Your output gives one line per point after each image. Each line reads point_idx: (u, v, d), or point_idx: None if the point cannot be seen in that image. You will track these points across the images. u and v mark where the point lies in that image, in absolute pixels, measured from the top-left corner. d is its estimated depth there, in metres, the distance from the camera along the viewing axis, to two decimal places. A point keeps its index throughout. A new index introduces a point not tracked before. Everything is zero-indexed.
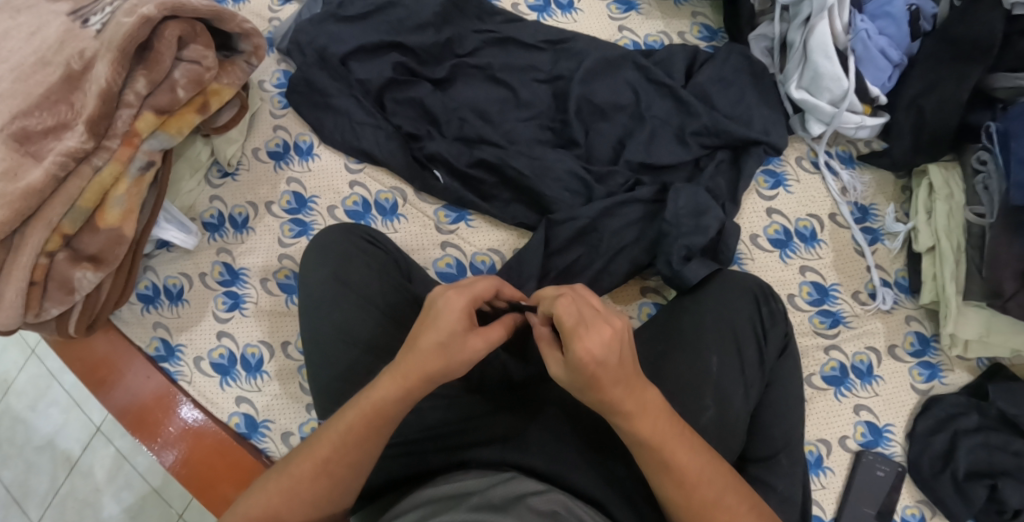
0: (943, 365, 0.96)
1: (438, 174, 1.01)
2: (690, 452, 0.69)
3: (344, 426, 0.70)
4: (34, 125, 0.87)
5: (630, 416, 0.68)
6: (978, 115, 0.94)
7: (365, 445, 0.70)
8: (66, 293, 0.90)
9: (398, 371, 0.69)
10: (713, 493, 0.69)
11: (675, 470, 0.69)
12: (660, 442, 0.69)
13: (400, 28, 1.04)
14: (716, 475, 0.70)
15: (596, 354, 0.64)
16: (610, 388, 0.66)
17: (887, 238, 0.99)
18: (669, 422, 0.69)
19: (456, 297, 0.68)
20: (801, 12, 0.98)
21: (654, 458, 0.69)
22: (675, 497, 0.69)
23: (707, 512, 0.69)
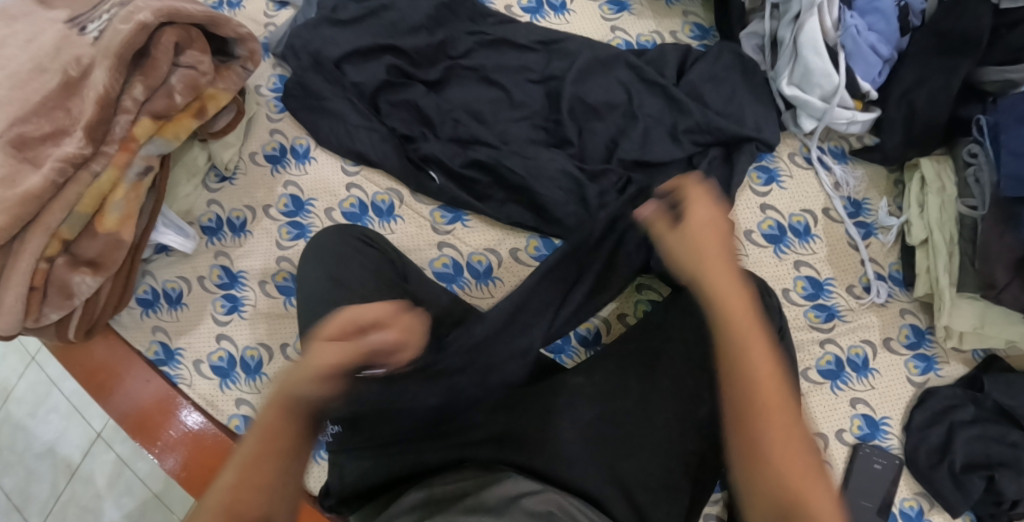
0: (938, 357, 0.96)
1: (433, 175, 1.01)
2: (774, 373, 0.63)
3: (258, 431, 0.61)
4: (31, 131, 0.88)
5: (719, 308, 0.66)
6: (968, 108, 0.96)
7: (268, 465, 0.60)
8: (65, 298, 0.91)
9: (278, 397, 0.61)
10: (784, 421, 0.61)
11: (762, 394, 0.61)
12: (750, 356, 0.63)
13: (394, 31, 1.05)
14: (800, 428, 0.61)
15: (709, 222, 0.70)
16: (715, 264, 0.67)
17: (881, 231, 1.00)
18: (772, 352, 0.64)
19: (339, 329, 0.64)
20: (790, 10, 0.99)
21: (738, 373, 0.62)
22: (761, 431, 0.60)
23: (768, 438, 0.60)
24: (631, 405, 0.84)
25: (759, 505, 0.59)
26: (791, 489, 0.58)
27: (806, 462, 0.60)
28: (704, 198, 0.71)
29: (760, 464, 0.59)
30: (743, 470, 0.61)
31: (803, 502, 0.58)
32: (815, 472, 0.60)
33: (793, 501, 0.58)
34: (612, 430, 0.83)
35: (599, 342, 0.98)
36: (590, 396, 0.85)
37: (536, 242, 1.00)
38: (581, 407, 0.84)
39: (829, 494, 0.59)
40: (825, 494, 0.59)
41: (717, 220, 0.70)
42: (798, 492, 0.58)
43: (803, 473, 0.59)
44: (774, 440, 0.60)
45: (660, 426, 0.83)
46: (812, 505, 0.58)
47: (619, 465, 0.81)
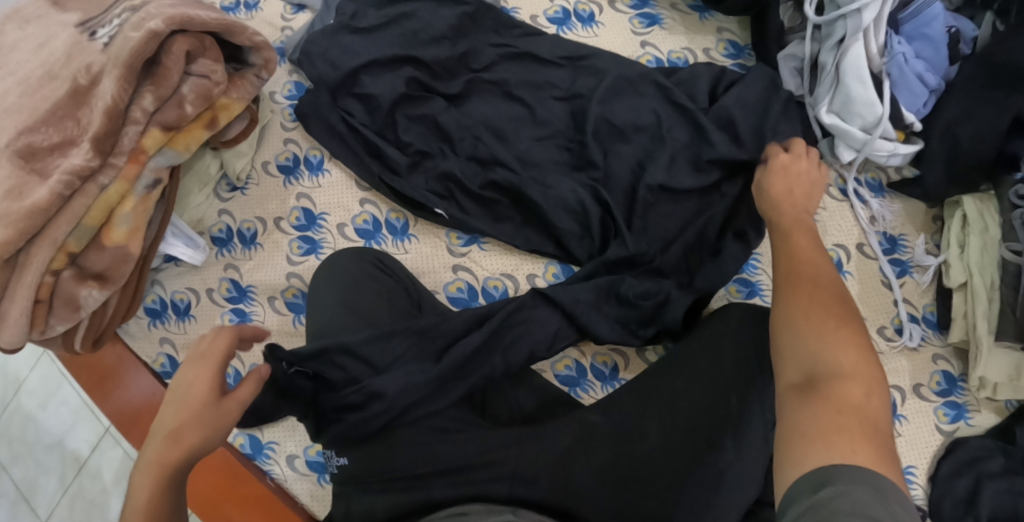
0: (969, 404, 0.92)
1: (439, 213, 0.96)
2: (833, 277, 0.70)
3: (175, 409, 0.70)
4: (40, 142, 0.85)
5: (779, 223, 0.79)
6: (1015, 144, 0.89)
7: (200, 429, 0.69)
8: (72, 311, 0.89)
9: (184, 413, 0.69)
10: (835, 301, 0.67)
11: (807, 277, 0.70)
12: (803, 253, 0.74)
13: (414, 41, 1.01)
14: (845, 307, 0.66)
15: (795, 170, 0.84)
16: (787, 206, 0.80)
17: (916, 270, 0.95)
18: (823, 255, 0.73)
19: (203, 366, 0.71)
20: (834, 33, 0.93)
21: (790, 259, 0.74)
22: (797, 297, 0.68)
23: (810, 310, 0.66)
24: (650, 448, 0.81)
25: (789, 357, 0.64)
26: (817, 348, 0.63)
27: (838, 334, 0.64)
28: (807, 164, 0.84)
29: (785, 332, 0.66)
30: (781, 332, 0.67)
31: (825, 354, 0.63)
32: (853, 342, 0.64)
33: (819, 357, 0.63)
34: (630, 473, 0.79)
35: (618, 378, 0.94)
36: (607, 437, 0.81)
37: (555, 269, 0.97)
38: (597, 446, 0.80)
39: (859, 359, 0.62)
40: (856, 361, 0.62)
41: (816, 168, 0.84)
42: (824, 348, 0.63)
43: (834, 339, 0.63)
44: (809, 312, 0.66)
45: (679, 468, 0.80)
46: (838, 364, 0.62)
47: (638, 508, 0.78)
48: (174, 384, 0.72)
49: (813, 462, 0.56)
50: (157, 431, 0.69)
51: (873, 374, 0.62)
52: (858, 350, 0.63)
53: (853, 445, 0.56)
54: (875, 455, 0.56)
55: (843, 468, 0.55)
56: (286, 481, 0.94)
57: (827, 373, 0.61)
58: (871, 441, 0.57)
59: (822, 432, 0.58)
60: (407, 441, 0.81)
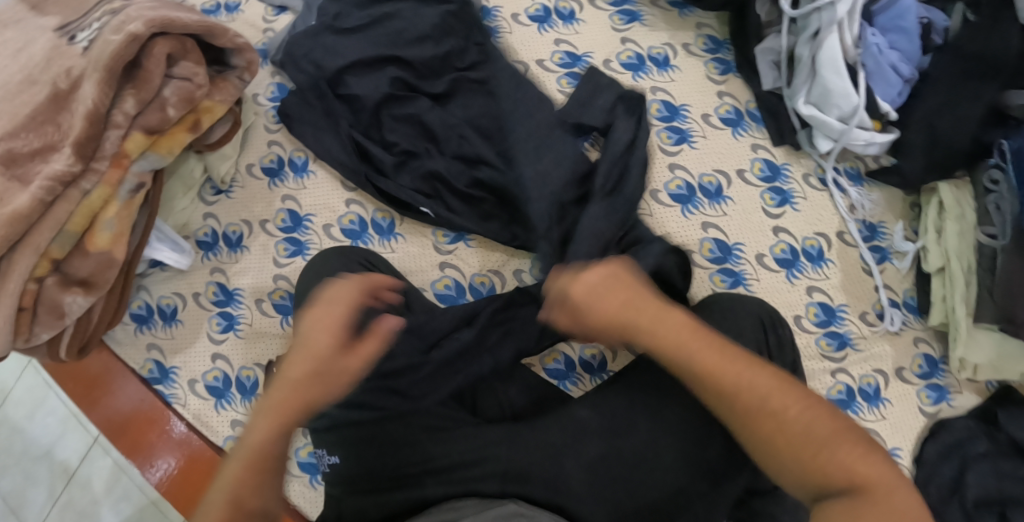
0: (951, 387, 0.94)
1: (425, 211, 0.97)
2: (761, 367, 0.65)
3: (296, 367, 0.69)
4: (20, 147, 0.84)
5: (660, 341, 0.68)
6: (991, 131, 0.92)
7: (315, 387, 0.69)
8: (56, 318, 0.88)
9: (298, 370, 0.69)
10: (796, 410, 0.63)
11: (751, 407, 0.63)
12: (729, 371, 0.65)
13: (397, 40, 1.01)
14: (809, 407, 0.63)
15: (609, 284, 0.71)
16: (650, 314, 0.69)
17: (896, 256, 0.97)
18: (732, 356, 0.65)
19: (328, 316, 0.71)
20: (809, 26, 0.95)
21: (718, 389, 0.65)
22: (765, 428, 0.63)
23: (783, 446, 0.62)
24: (639, 440, 0.81)
25: (797, 489, 0.62)
26: (818, 473, 0.61)
27: (824, 440, 0.61)
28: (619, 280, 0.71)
29: (774, 465, 0.63)
30: (771, 468, 0.63)
31: (833, 472, 0.60)
32: (850, 446, 0.61)
33: (824, 477, 0.60)
34: (619, 469, 0.79)
35: (604, 371, 0.95)
36: (595, 431, 0.81)
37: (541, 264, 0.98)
38: (587, 440, 0.81)
39: (860, 457, 0.60)
40: (863, 463, 0.60)
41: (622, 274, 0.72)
42: (829, 469, 0.60)
43: (824, 456, 0.61)
44: (785, 443, 0.62)
45: (668, 461, 0.80)
46: (846, 478, 0.60)
47: (629, 501, 0.78)
48: (301, 333, 0.72)
49: None
50: (285, 378, 0.69)
51: (881, 463, 0.60)
52: (850, 449, 0.61)
53: None
54: None
55: None
56: None
57: (846, 487, 0.60)
58: None
59: None
60: (397, 441, 0.81)
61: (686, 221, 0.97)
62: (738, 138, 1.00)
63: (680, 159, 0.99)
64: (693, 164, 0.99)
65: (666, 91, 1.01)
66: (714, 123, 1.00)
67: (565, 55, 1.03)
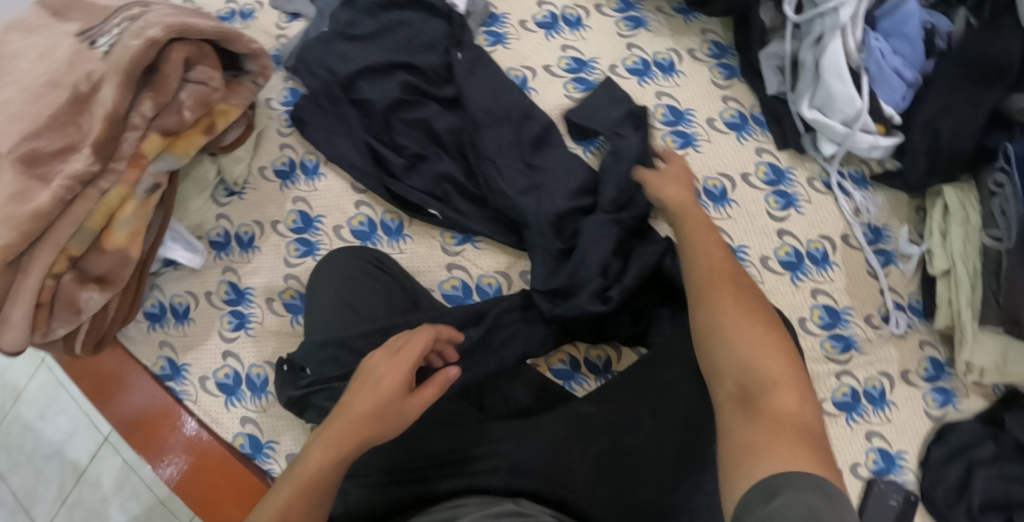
0: (957, 390, 0.94)
1: (433, 212, 0.99)
2: (744, 283, 0.75)
3: (363, 402, 0.72)
4: (43, 147, 0.87)
5: (697, 240, 0.80)
6: (994, 136, 0.92)
7: (376, 427, 0.71)
8: (73, 313, 0.90)
9: (359, 408, 0.72)
10: (748, 310, 0.71)
11: (724, 289, 0.73)
12: (721, 269, 0.76)
13: (408, 47, 1.03)
14: (770, 320, 0.71)
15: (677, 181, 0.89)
16: (701, 230, 0.81)
17: (901, 260, 0.97)
18: (737, 265, 0.77)
19: (396, 365, 0.74)
20: (812, 32, 0.96)
21: (706, 267, 0.76)
22: (721, 306, 0.72)
23: (732, 327, 0.70)
24: (641, 437, 0.82)
25: (720, 358, 0.69)
26: (740, 352, 0.68)
27: (757, 338, 0.69)
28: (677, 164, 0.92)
29: (708, 334, 0.71)
30: (703, 338, 0.71)
31: (756, 367, 0.67)
32: (778, 347, 0.69)
33: (749, 366, 0.67)
34: (621, 463, 0.80)
35: (609, 372, 0.96)
36: (598, 426, 0.83)
37: None
38: (590, 437, 0.82)
39: (784, 359, 0.68)
40: (785, 364, 0.67)
41: (687, 173, 0.91)
42: (754, 361, 0.67)
43: (756, 347, 0.68)
44: (731, 328, 0.70)
45: (671, 457, 0.81)
46: (758, 361, 0.67)
47: (631, 495, 0.79)
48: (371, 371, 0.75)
49: (760, 473, 0.59)
50: (345, 408, 0.72)
51: (801, 382, 0.67)
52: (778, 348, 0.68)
53: (793, 451, 0.60)
54: (813, 456, 0.60)
55: (790, 476, 0.58)
56: None
57: (755, 373, 0.67)
58: (802, 435, 0.62)
59: (761, 443, 0.61)
60: (407, 434, 0.83)
61: None
62: (743, 142, 1.01)
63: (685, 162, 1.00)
64: (698, 167, 1.00)
65: (671, 96, 1.03)
66: (719, 127, 1.02)
67: (572, 61, 1.05)
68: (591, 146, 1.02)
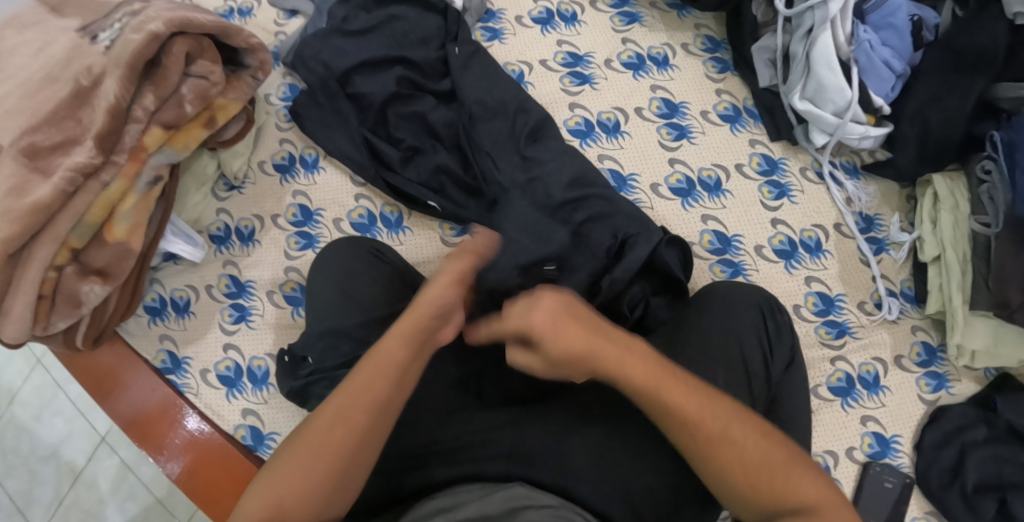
0: (949, 375, 0.95)
1: (432, 204, 1.00)
2: (682, 388, 0.71)
3: (359, 373, 0.71)
4: (42, 141, 0.88)
5: (628, 378, 0.71)
6: (982, 125, 0.94)
7: (380, 390, 0.71)
8: (73, 307, 0.91)
9: (359, 380, 0.71)
10: (714, 423, 0.70)
11: (719, 439, 0.70)
12: (658, 391, 0.70)
13: (404, 42, 1.04)
14: (777, 446, 0.70)
15: (557, 319, 0.70)
16: (590, 341, 0.70)
17: (893, 247, 0.99)
18: (705, 399, 0.71)
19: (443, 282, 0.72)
20: (803, 24, 0.98)
21: (687, 434, 0.70)
22: (728, 467, 0.70)
23: (712, 445, 0.70)
24: (640, 424, 0.83)
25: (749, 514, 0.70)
26: (773, 499, 0.69)
27: (738, 433, 0.70)
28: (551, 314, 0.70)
29: (725, 492, 0.71)
30: (723, 493, 0.71)
31: (764, 471, 0.69)
32: (756, 429, 0.71)
33: (756, 470, 0.69)
34: (620, 449, 0.81)
35: None
36: (598, 412, 0.83)
37: None
38: (589, 425, 0.82)
39: (809, 479, 0.69)
40: (812, 484, 0.69)
41: (557, 318, 0.70)
42: (752, 463, 0.69)
43: (744, 445, 0.70)
44: (717, 452, 0.70)
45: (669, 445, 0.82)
46: (794, 500, 0.68)
47: (630, 480, 0.80)
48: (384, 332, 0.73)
49: None
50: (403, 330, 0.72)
51: (790, 452, 0.71)
52: (756, 433, 0.70)
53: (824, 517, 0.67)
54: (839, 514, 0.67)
55: None
56: None
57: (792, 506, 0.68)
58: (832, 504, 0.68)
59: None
60: (404, 424, 0.83)
61: (686, 214, 0.99)
62: (737, 134, 1.03)
63: (679, 154, 1.02)
64: (692, 159, 1.01)
65: (665, 89, 1.05)
66: (713, 120, 1.03)
67: (567, 56, 1.07)
68: (588, 139, 1.03)
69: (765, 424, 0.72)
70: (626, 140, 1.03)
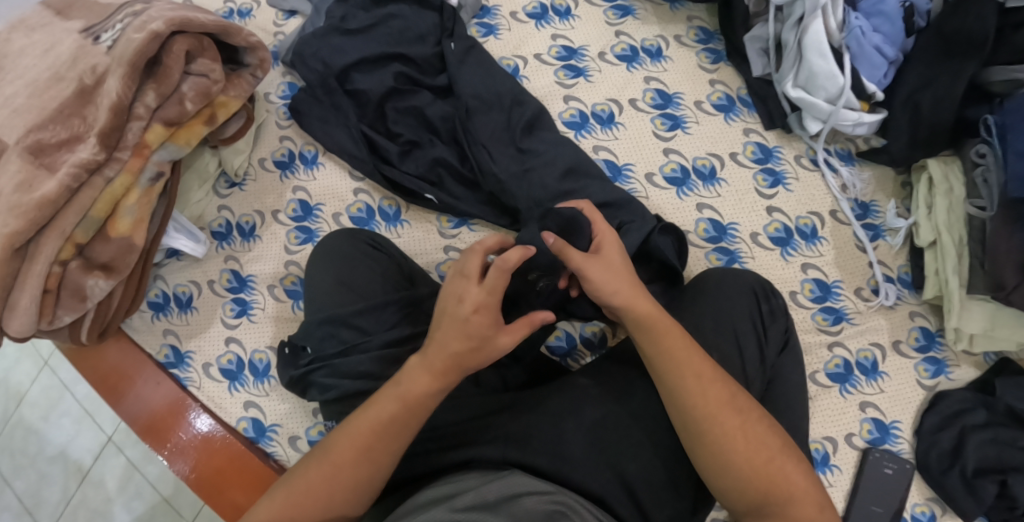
0: (949, 360, 0.95)
1: (430, 197, 1.01)
2: (703, 354, 0.74)
3: (388, 413, 0.73)
4: (48, 138, 0.90)
5: (658, 337, 0.74)
6: (975, 109, 0.95)
7: (407, 433, 0.73)
8: (79, 301, 0.93)
9: (389, 420, 0.72)
10: (726, 394, 0.72)
11: (725, 405, 0.72)
12: (682, 353, 0.73)
13: (401, 39, 1.06)
14: (773, 433, 0.72)
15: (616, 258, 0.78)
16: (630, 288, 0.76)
17: (889, 233, 0.99)
18: (717, 369, 0.74)
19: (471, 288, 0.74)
20: (794, 13, 0.99)
21: (699, 389, 0.72)
22: (729, 436, 0.71)
23: (721, 411, 0.71)
24: (635, 408, 0.83)
25: (733, 491, 0.71)
26: (764, 481, 0.70)
27: (747, 415, 0.72)
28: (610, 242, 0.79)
29: (716, 455, 0.71)
30: (712, 467, 0.71)
31: (760, 452, 0.70)
32: (759, 420, 0.72)
33: (752, 447, 0.70)
34: (618, 433, 0.80)
35: (604, 347, 1.00)
36: (592, 397, 0.83)
37: None
38: (585, 409, 0.81)
39: (801, 471, 0.70)
40: (801, 476, 0.70)
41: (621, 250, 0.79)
42: (751, 440, 0.71)
43: (747, 424, 0.71)
44: (723, 418, 0.71)
45: (666, 429, 0.82)
46: (783, 486, 0.69)
47: (627, 466, 0.79)
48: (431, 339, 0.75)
49: None
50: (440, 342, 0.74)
51: (789, 448, 0.72)
52: (763, 420, 0.72)
53: (804, 510, 0.68)
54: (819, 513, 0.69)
55: None
56: (288, 462, 0.96)
57: (778, 494, 0.69)
58: (816, 503, 0.69)
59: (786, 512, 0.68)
60: None
61: (681, 203, 1.00)
62: (731, 123, 1.04)
63: (674, 144, 1.03)
64: (687, 148, 1.03)
65: (659, 80, 1.06)
66: (707, 109, 1.05)
67: (561, 49, 1.08)
68: (583, 131, 1.04)
69: (775, 423, 0.74)
70: (620, 131, 1.04)
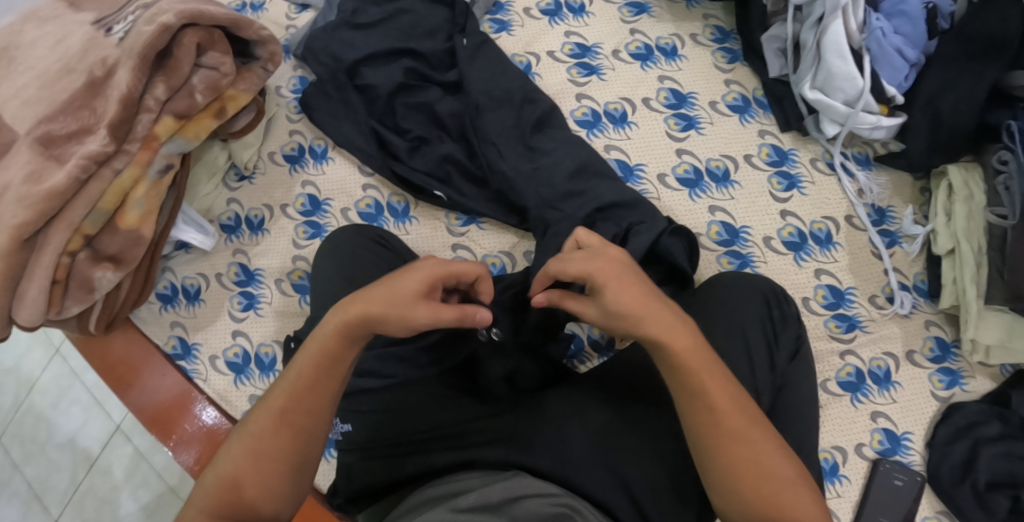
0: (964, 371, 0.93)
1: (439, 194, 1.01)
2: (720, 381, 0.71)
3: (296, 373, 0.71)
4: (58, 129, 0.90)
5: (677, 360, 0.71)
6: (996, 114, 0.92)
7: (323, 388, 0.71)
8: (87, 292, 0.92)
9: (300, 381, 0.71)
10: (742, 424, 0.70)
11: (737, 435, 0.70)
12: (698, 380, 0.71)
13: (411, 34, 1.05)
14: (789, 460, 0.70)
15: (613, 272, 0.71)
16: (644, 314, 0.71)
17: (905, 240, 0.97)
18: (735, 397, 0.71)
19: (431, 266, 0.72)
20: (813, 12, 0.97)
21: (710, 419, 0.70)
22: (740, 468, 0.69)
23: (732, 442, 0.70)
24: (643, 415, 0.82)
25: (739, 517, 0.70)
26: (772, 509, 0.68)
27: (763, 443, 0.70)
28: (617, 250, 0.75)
29: (723, 481, 0.70)
30: (717, 489, 0.71)
31: (769, 485, 0.69)
32: (773, 449, 0.70)
33: (761, 474, 0.69)
34: (624, 437, 0.79)
35: (611, 349, 0.99)
36: (599, 401, 0.82)
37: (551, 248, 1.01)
38: (591, 412, 0.81)
39: (811, 500, 0.69)
40: (813, 504, 0.69)
41: (623, 265, 0.72)
42: (764, 467, 0.69)
43: (761, 450, 0.70)
44: (734, 448, 0.70)
45: (672, 436, 0.81)
46: (791, 515, 0.68)
47: (631, 477, 0.77)
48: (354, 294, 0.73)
49: None
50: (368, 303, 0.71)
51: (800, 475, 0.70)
52: (779, 447, 0.71)
53: None
54: None
55: None
56: None
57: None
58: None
59: None
60: (405, 409, 0.83)
61: (693, 205, 0.99)
62: (745, 124, 1.02)
63: (687, 144, 1.01)
64: (700, 149, 1.01)
65: (674, 80, 1.04)
66: (721, 110, 1.03)
67: (574, 47, 1.07)
68: (595, 130, 1.03)
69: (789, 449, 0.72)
70: (633, 130, 1.02)
